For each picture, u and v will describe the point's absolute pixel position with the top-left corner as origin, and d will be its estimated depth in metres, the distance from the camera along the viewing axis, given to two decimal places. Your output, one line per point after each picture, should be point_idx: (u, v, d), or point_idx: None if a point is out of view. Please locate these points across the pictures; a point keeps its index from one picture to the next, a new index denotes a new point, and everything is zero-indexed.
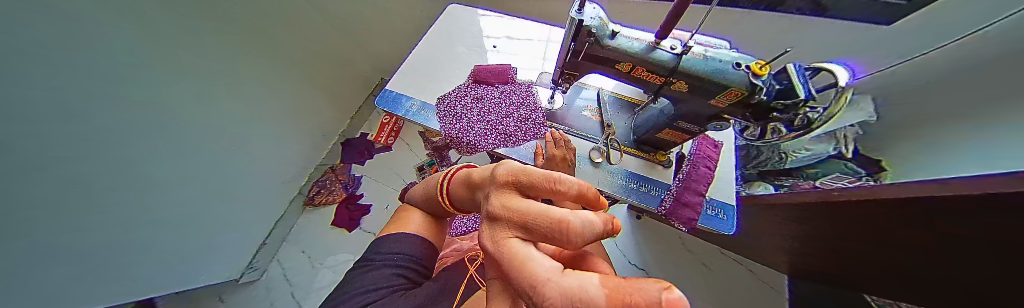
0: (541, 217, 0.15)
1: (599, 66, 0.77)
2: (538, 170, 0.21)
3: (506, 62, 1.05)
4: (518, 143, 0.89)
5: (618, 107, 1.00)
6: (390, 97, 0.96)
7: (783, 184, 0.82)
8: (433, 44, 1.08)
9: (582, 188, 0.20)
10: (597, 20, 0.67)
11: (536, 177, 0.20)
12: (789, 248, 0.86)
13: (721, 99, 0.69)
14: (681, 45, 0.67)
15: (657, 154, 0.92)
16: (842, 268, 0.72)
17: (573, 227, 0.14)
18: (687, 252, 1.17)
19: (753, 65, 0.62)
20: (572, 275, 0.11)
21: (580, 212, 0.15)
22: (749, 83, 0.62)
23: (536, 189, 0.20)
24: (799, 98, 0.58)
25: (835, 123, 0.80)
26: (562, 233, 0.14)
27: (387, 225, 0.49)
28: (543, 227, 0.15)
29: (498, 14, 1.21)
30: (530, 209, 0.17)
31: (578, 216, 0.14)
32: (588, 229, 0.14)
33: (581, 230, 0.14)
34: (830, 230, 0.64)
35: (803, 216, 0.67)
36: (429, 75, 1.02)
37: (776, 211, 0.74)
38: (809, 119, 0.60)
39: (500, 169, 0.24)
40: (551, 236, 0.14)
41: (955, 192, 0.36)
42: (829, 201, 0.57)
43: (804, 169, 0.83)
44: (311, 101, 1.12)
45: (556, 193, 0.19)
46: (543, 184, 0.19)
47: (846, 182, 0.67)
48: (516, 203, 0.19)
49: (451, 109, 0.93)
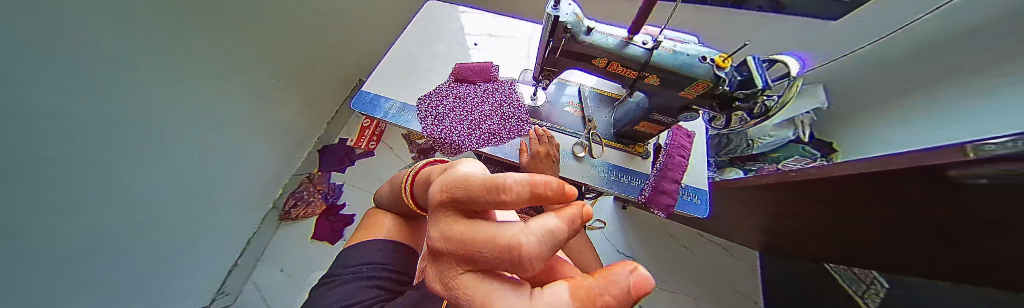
0: (489, 246, 0.10)
1: (579, 62, 0.77)
2: (475, 174, 0.12)
3: (488, 59, 1.02)
4: (502, 141, 0.86)
5: (599, 102, 1.01)
6: (368, 98, 0.88)
7: (751, 168, 0.89)
8: (410, 42, 1.02)
9: (539, 187, 0.10)
10: (572, 17, 0.68)
11: (471, 182, 0.12)
12: (762, 227, 0.93)
13: (688, 91, 0.71)
14: (652, 40, 0.69)
15: (636, 146, 0.93)
16: (810, 247, 0.79)
17: (526, 253, 0.09)
18: (671, 237, 1.23)
19: (717, 58, 0.67)
20: (542, 296, 0.09)
21: (534, 220, 0.10)
22: (714, 75, 0.66)
23: (473, 205, 0.12)
24: (758, 87, 0.63)
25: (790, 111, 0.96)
26: (517, 264, 0.09)
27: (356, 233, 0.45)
28: (496, 260, 0.09)
29: (479, 11, 1.15)
30: (474, 239, 0.10)
31: (531, 233, 0.09)
32: (550, 241, 0.10)
33: (543, 247, 0.09)
34: (796, 210, 0.68)
35: (770, 197, 0.72)
36: (407, 73, 0.95)
37: (745, 192, 0.80)
38: (767, 106, 0.64)
39: (433, 186, 0.16)
40: (510, 269, 0.09)
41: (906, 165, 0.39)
42: (785, 182, 0.63)
43: (769, 154, 0.94)
44: (286, 110, 1.02)
45: (498, 204, 0.11)
46: (476, 191, 0.11)
47: (803, 163, 0.78)
48: (458, 227, 0.12)
49: (433, 109, 0.88)
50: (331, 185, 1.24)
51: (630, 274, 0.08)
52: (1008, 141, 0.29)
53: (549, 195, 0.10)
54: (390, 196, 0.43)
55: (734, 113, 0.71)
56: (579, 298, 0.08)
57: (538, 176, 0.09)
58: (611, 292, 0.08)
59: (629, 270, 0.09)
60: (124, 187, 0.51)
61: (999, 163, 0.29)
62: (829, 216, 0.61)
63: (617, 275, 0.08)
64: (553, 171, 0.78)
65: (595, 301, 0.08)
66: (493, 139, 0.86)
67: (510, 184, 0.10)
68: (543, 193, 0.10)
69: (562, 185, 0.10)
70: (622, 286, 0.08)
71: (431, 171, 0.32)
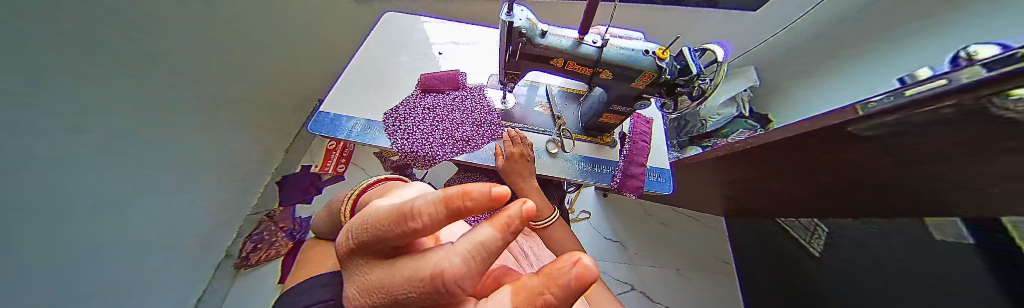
0: (412, 284, 0.11)
1: (540, 64, 0.81)
2: (386, 213, 0.13)
3: (455, 67, 1.02)
4: (478, 147, 0.86)
5: (565, 99, 1.07)
6: (327, 119, 0.82)
7: (707, 144, 1.00)
8: (370, 55, 0.98)
9: (439, 202, 0.10)
10: (526, 21, 0.72)
11: (380, 228, 0.13)
12: (720, 194, 1.04)
13: (638, 82, 0.79)
14: (600, 39, 0.76)
15: (603, 136, 1.00)
16: (759, 203, 0.91)
17: (450, 278, 0.10)
18: (647, 217, 1.33)
19: (657, 51, 0.75)
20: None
21: (453, 248, 0.11)
22: (657, 66, 0.75)
23: (395, 241, 0.13)
24: (693, 73, 0.74)
25: (728, 91, 1.13)
26: (442, 290, 0.10)
27: None
28: (419, 293, 0.11)
29: (439, 20, 1.16)
30: (398, 282, 0.12)
31: (455, 255, 0.10)
32: (483, 258, 0.10)
33: (463, 273, 0.10)
34: (753, 170, 0.78)
35: (726, 164, 0.81)
36: (369, 89, 0.91)
37: (701, 166, 0.90)
38: (702, 89, 0.75)
39: (345, 233, 0.17)
40: (438, 299, 0.11)
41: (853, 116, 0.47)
42: (733, 151, 0.75)
43: (720, 130, 1.06)
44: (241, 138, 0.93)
45: (412, 235, 0.12)
46: (391, 229, 0.12)
47: (747, 134, 0.90)
48: (385, 272, 0.13)
49: (402, 123, 0.85)
50: (298, 219, 1.12)
51: (573, 266, 0.09)
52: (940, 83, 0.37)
53: (469, 205, 0.09)
54: (333, 229, 0.39)
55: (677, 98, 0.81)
56: (527, 298, 0.10)
57: (450, 188, 0.09)
58: (553, 290, 0.09)
59: (574, 263, 0.09)
60: (63, 224, 0.42)
61: (934, 103, 0.37)
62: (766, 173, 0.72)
63: (565, 271, 0.09)
64: (529, 169, 0.82)
65: (536, 299, 0.09)
66: (467, 146, 0.85)
67: (421, 209, 0.10)
68: (446, 213, 0.10)
69: (489, 189, 0.09)
70: (564, 281, 0.09)
71: (377, 193, 0.31)
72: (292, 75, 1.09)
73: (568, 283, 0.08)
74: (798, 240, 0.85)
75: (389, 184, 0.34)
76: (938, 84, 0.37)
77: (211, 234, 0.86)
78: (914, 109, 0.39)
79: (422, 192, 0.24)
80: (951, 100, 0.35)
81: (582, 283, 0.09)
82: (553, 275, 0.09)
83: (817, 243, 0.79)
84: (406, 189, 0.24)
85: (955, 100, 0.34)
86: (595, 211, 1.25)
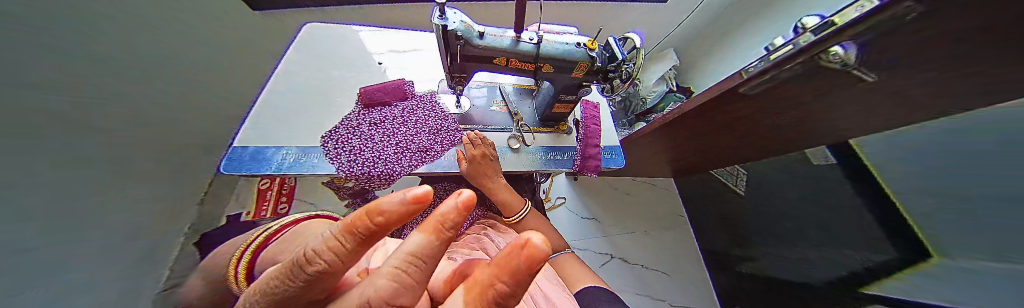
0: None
1: (484, 65, 0.81)
2: (288, 268, 0.12)
3: (400, 76, 0.95)
4: (438, 155, 0.79)
5: (519, 95, 1.10)
6: (246, 154, 0.67)
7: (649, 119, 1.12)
8: (298, 75, 0.87)
9: (336, 248, 0.11)
10: (460, 24, 0.71)
11: (288, 283, 0.12)
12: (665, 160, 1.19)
13: (577, 71, 0.85)
14: (536, 36, 0.79)
15: (559, 125, 1.04)
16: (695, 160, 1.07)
17: (377, 298, 0.12)
18: (613, 190, 1.44)
19: (587, 43, 0.81)
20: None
21: (377, 273, 0.12)
22: (588, 56, 0.82)
23: (313, 290, 0.13)
24: (618, 59, 0.82)
25: (656, 72, 1.34)
26: (387, 304, 0.12)
27: None
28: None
29: (372, 29, 1.07)
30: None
31: (380, 278, 0.12)
32: (411, 265, 0.13)
33: (395, 286, 0.12)
34: (675, 137, 0.93)
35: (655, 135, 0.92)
36: (297, 111, 0.78)
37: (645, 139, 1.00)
38: (628, 72, 0.84)
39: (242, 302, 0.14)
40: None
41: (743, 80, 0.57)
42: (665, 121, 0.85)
43: (657, 106, 1.18)
44: None
45: (328, 277, 0.12)
46: (297, 283, 0.12)
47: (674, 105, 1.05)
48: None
49: (345, 143, 0.74)
50: None
51: (524, 251, 0.12)
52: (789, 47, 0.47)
53: (369, 226, 0.10)
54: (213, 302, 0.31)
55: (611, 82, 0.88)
56: (482, 287, 0.13)
57: (340, 221, 0.10)
58: (507, 279, 0.12)
59: (524, 251, 0.12)
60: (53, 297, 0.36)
61: (792, 63, 0.48)
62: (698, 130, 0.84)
63: (517, 258, 0.12)
64: (493, 168, 0.82)
65: (492, 289, 0.13)
66: (427, 155, 0.78)
67: (313, 255, 0.11)
68: (349, 248, 0.11)
69: (395, 198, 0.09)
70: (516, 268, 0.12)
71: (278, 252, 0.29)
72: None
73: (521, 266, 0.12)
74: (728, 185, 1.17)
75: (293, 234, 0.32)
76: (788, 48, 0.48)
77: None
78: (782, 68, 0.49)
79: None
80: (800, 59, 0.46)
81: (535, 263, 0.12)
82: (506, 266, 0.12)
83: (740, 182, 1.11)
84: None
85: (802, 60, 0.46)
86: (567, 195, 1.31)
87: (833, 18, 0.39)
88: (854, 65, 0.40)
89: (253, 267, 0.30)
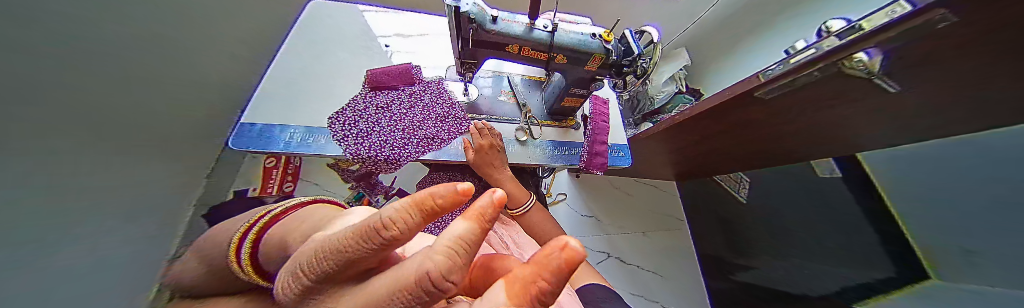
0: (396, 293, 0.10)
1: (494, 52, 0.78)
2: (349, 231, 0.12)
3: (408, 60, 0.92)
4: (444, 144, 0.79)
5: (528, 87, 1.06)
6: (254, 132, 0.67)
7: (656, 119, 1.09)
8: (297, 53, 0.82)
9: (394, 219, 0.10)
10: (473, 6, 0.68)
11: (348, 247, 0.11)
12: (672, 162, 1.16)
13: (591, 64, 0.82)
14: (551, 24, 0.76)
15: (567, 120, 1.01)
16: (703, 162, 1.05)
17: (434, 275, 0.09)
18: (613, 189, 1.42)
19: (602, 34, 0.79)
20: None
21: (422, 256, 0.10)
22: (604, 48, 0.79)
23: (363, 259, 0.12)
24: (635, 53, 0.79)
25: (667, 69, 1.27)
26: (431, 289, 0.10)
27: None
28: (411, 299, 0.10)
29: (380, 8, 1.03)
30: (376, 300, 0.10)
31: (436, 254, 0.10)
32: (461, 251, 0.11)
33: (437, 276, 0.09)
34: (683, 140, 0.89)
35: (663, 136, 0.89)
36: (303, 90, 0.76)
37: (653, 141, 0.95)
38: (644, 67, 0.82)
39: (292, 272, 0.14)
40: (427, 300, 0.10)
41: (760, 87, 0.53)
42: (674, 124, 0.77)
43: (665, 106, 1.14)
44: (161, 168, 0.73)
45: (386, 248, 0.11)
46: (353, 248, 0.11)
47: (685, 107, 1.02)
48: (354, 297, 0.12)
49: (352, 126, 0.74)
50: None
51: (561, 252, 0.08)
52: (812, 49, 0.45)
53: (440, 204, 0.10)
54: (215, 286, 0.28)
55: (625, 77, 0.86)
56: (520, 293, 0.10)
57: (415, 192, 0.10)
58: (548, 275, 0.08)
59: (562, 248, 0.09)
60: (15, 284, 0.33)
61: (823, 62, 0.43)
62: (712, 133, 0.79)
63: (553, 257, 0.09)
64: (499, 159, 0.82)
65: (532, 286, 0.09)
66: (434, 143, 0.78)
67: (391, 218, 0.10)
68: (409, 221, 0.10)
69: (450, 188, 0.10)
70: (556, 266, 0.08)
71: (288, 232, 0.23)
72: None
73: (561, 267, 0.08)
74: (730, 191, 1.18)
75: (309, 210, 0.27)
76: (808, 52, 0.46)
77: None
78: (814, 67, 0.44)
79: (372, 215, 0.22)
80: (820, 65, 0.43)
81: (568, 268, 0.08)
82: (547, 264, 0.09)
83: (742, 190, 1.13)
84: (348, 216, 0.21)
85: (825, 65, 0.42)
86: (569, 191, 1.31)
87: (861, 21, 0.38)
88: (880, 73, 0.39)
89: (258, 249, 0.25)
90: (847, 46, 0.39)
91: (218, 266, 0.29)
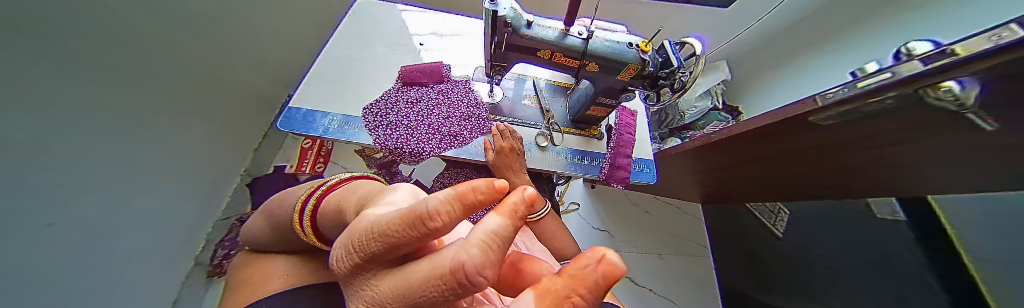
0: (428, 284, 0.08)
1: (525, 56, 0.77)
2: (396, 211, 0.11)
3: (438, 59, 0.94)
4: (466, 142, 0.80)
5: (553, 92, 1.02)
6: (300, 115, 0.73)
7: (686, 135, 1.00)
8: (338, 46, 0.86)
9: (437, 207, 0.09)
10: (511, 11, 0.68)
11: (391, 230, 0.10)
12: (701, 185, 1.06)
13: (625, 74, 0.78)
14: (586, 31, 0.74)
15: (590, 129, 0.96)
16: (737, 189, 0.94)
17: (471, 270, 0.07)
18: (632, 205, 1.34)
19: (640, 44, 0.75)
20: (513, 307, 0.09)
21: (457, 243, 0.08)
22: (640, 58, 0.74)
23: (402, 243, 0.10)
24: (674, 66, 0.74)
25: (703, 84, 1.17)
26: (464, 283, 0.07)
27: (240, 285, 0.39)
28: (443, 294, 0.08)
29: (419, 8, 1.07)
30: (410, 285, 0.09)
31: (472, 245, 0.07)
32: (496, 249, 0.08)
33: (472, 272, 0.07)
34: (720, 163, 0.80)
35: (698, 156, 0.81)
36: (342, 81, 0.81)
37: (684, 159, 0.88)
38: (683, 81, 0.76)
39: (342, 246, 0.15)
40: (460, 292, 0.09)
41: (816, 107, 0.45)
42: (711, 142, 0.71)
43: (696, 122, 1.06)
44: (211, 140, 0.79)
45: (426, 236, 0.10)
46: (396, 230, 0.10)
47: (722, 124, 0.93)
48: (392, 281, 0.11)
49: (384, 118, 0.77)
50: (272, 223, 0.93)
51: (599, 264, 0.10)
52: (881, 72, 0.36)
53: (482, 199, 0.09)
54: (287, 238, 0.38)
55: (661, 90, 0.80)
56: (555, 299, 0.09)
57: (459, 184, 0.09)
58: (584, 292, 0.09)
59: (600, 258, 0.09)
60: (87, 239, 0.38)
61: (890, 91, 0.35)
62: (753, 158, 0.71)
63: (591, 270, 0.10)
64: (518, 163, 0.80)
65: (565, 301, 0.09)
66: (455, 141, 0.79)
67: (433, 207, 0.09)
68: (459, 204, 0.09)
69: (492, 181, 0.08)
70: (592, 282, 0.09)
71: (344, 199, 0.27)
72: (276, 79, 1.00)
73: (599, 284, 0.09)
74: (764, 222, 0.97)
75: (356, 185, 0.30)
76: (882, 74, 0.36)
77: (191, 246, 0.75)
78: (882, 94, 0.36)
79: (418, 196, 0.21)
80: (890, 94, 0.35)
81: (609, 281, 0.09)
82: (582, 274, 0.09)
83: (780, 223, 0.92)
84: (394, 193, 0.21)
85: (897, 94, 0.34)
86: (584, 202, 1.26)
87: (954, 45, 0.28)
88: (975, 107, 0.29)
89: (316, 214, 0.30)
90: (929, 74, 0.30)
91: (286, 224, 0.36)
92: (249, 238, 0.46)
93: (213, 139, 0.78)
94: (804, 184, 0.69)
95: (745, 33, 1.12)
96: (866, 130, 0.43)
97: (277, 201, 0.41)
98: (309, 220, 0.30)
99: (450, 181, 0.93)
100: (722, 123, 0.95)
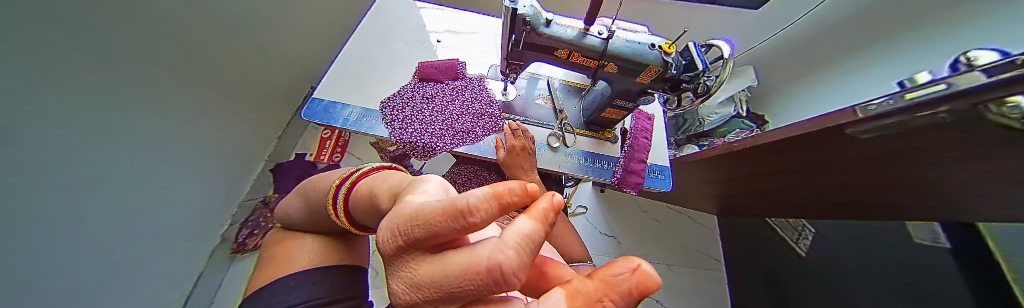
0: (462, 279, 0.08)
1: (542, 55, 0.75)
2: (434, 202, 0.11)
3: (454, 56, 0.95)
4: (478, 139, 0.81)
5: (567, 92, 1.00)
6: (321, 106, 0.75)
7: (703, 143, 0.93)
8: (360, 41, 0.89)
9: (473, 203, 0.08)
10: (530, 8, 0.67)
11: (429, 219, 0.09)
12: (719, 197, 1.00)
13: (643, 76, 0.75)
14: (606, 30, 0.71)
15: (604, 132, 0.93)
16: (754, 203, 0.88)
17: (508, 272, 0.06)
18: (643, 213, 1.29)
19: (663, 45, 0.71)
20: (541, 301, 0.08)
21: (489, 242, 0.07)
22: (662, 60, 0.71)
23: (437, 237, 0.10)
24: (698, 69, 0.70)
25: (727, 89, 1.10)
26: (501, 286, 0.07)
27: (270, 262, 0.42)
28: (477, 292, 0.08)
29: (438, 5, 1.07)
30: (445, 275, 0.09)
31: (507, 245, 0.07)
32: (530, 253, 0.08)
33: (506, 272, 0.06)
34: (741, 175, 0.75)
35: (717, 166, 0.76)
36: (363, 75, 0.83)
37: (703, 169, 0.83)
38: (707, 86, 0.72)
39: (379, 234, 0.15)
40: (493, 293, 0.08)
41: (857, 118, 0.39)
42: (729, 152, 0.67)
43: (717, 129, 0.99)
44: (230, 129, 0.82)
45: (461, 231, 0.09)
46: (432, 223, 0.09)
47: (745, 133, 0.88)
48: (425, 267, 0.10)
49: (399, 112, 0.79)
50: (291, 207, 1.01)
51: (632, 273, 0.07)
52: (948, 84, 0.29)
53: (517, 201, 0.09)
54: (317, 223, 0.40)
55: (682, 94, 0.77)
56: (584, 300, 0.07)
57: (498, 183, 0.08)
58: (615, 296, 0.07)
59: (630, 268, 0.08)
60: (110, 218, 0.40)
61: (943, 106, 0.29)
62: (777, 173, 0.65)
63: (623, 278, 0.07)
64: (528, 163, 0.79)
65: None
66: (467, 137, 0.80)
67: (471, 203, 0.08)
68: (503, 201, 0.08)
69: (527, 183, 0.08)
70: (625, 288, 0.07)
71: (374, 187, 0.27)
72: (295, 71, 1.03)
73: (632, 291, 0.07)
74: (786, 241, 0.88)
75: (384, 174, 0.31)
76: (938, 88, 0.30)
77: (206, 229, 0.79)
78: (939, 108, 0.29)
79: (448, 190, 0.21)
80: (945, 108, 0.29)
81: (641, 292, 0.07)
82: (605, 269, 0.08)
83: (803, 242, 0.84)
84: (426, 184, 0.21)
85: (951, 109, 0.28)
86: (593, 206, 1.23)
87: None
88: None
89: (348, 198, 0.32)
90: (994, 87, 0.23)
91: (318, 210, 0.38)
92: (279, 218, 0.49)
93: (228, 126, 0.80)
94: (835, 204, 0.63)
95: (774, 38, 1.06)
96: (916, 154, 0.38)
97: (307, 187, 0.43)
98: (342, 202, 0.32)
99: (460, 178, 0.94)
100: (745, 131, 0.89)
